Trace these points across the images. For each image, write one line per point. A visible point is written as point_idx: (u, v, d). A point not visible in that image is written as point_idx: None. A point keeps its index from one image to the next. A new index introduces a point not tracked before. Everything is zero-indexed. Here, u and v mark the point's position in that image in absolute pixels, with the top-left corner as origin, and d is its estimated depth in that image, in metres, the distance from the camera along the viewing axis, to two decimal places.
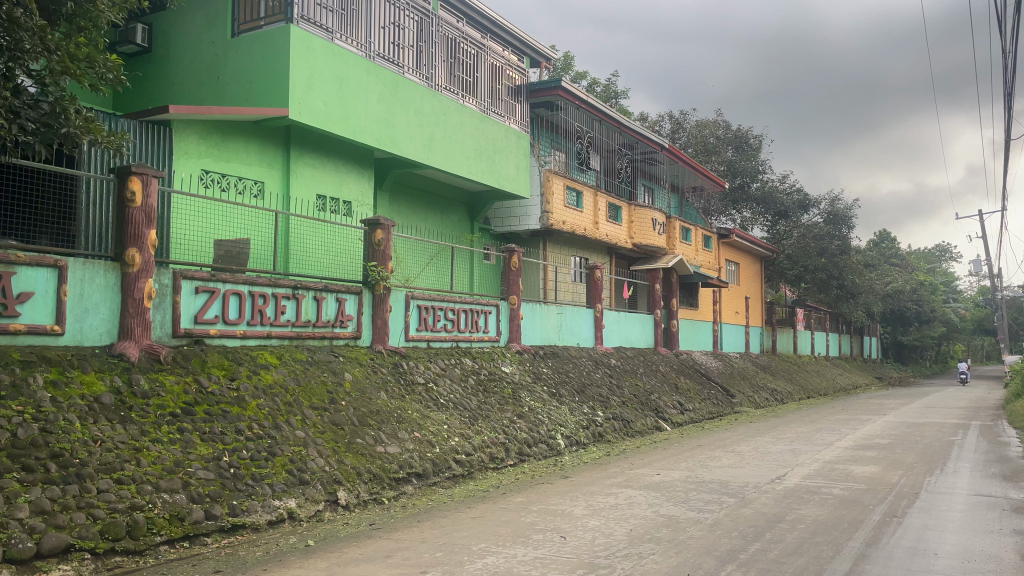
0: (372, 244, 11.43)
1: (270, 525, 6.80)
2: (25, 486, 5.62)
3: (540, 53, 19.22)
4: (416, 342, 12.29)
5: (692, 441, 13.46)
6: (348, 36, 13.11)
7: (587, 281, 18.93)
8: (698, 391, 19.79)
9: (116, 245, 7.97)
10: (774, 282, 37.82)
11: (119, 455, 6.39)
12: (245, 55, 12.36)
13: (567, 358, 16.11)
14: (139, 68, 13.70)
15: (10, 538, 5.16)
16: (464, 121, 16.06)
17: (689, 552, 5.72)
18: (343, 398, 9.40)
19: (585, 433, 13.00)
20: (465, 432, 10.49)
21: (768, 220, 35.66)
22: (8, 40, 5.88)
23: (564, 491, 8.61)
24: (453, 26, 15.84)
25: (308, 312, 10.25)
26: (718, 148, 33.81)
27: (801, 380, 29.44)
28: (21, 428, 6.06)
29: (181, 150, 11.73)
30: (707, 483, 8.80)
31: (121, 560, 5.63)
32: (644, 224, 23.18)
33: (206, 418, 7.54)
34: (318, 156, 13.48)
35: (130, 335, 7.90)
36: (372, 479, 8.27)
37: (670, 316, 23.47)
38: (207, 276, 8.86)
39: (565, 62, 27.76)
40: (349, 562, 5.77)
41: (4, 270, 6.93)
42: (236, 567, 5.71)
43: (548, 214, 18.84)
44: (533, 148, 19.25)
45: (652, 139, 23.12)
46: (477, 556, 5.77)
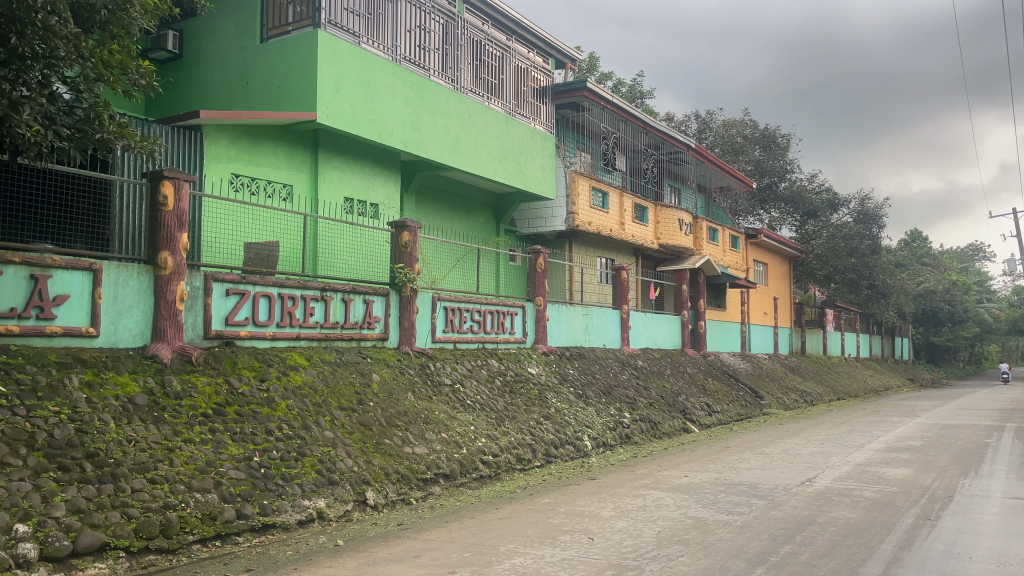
0: (398, 246, 11.51)
1: (300, 525, 6.87)
2: (61, 486, 5.73)
3: (565, 54, 19.18)
4: (443, 343, 12.35)
5: (720, 442, 13.38)
6: (375, 39, 13.23)
7: (613, 282, 18.89)
8: (726, 392, 19.64)
9: (149, 249, 8.13)
10: (803, 282, 37.43)
11: (152, 455, 6.50)
12: (273, 60, 12.51)
13: (594, 359, 16.08)
14: (170, 74, 13.91)
15: (47, 535, 5.27)
16: (489, 123, 16.11)
17: (719, 554, 5.70)
18: (371, 399, 9.47)
19: (612, 435, 12.97)
20: (492, 433, 10.52)
21: (797, 220, 35.26)
22: (44, 48, 5.92)
23: (591, 493, 8.60)
24: (478, 28, 15.89)
25: (336, 314, 10.34)
26: (745, 147, 33.57)
27: (831, 381, 29.10)
28: (58, 428, 6.19)
29: (212, 155, 11.93)
30: (736, 485, 8.75)
31: (154, 558, 5.72)
32: (670, 224, 23.08)
33: (237, 418, 7.66)
34: (346, 160, 13.59)
35: (163, 337, 8.02)
36: (400, 480, 8.32)
37: (698, 317, 23.22)
38: (238, 278, 8.98)
39: (591, 62, 27.76)
40: (378, 561, 5.82)
41: (41, 273, 7.11)
42: (267, 566, 5.76)
43: (573, 215, 18.84)
44: (559, 149, 19.24)
45: (678, 139, 22.98)
46: (505, 556, 5.80)
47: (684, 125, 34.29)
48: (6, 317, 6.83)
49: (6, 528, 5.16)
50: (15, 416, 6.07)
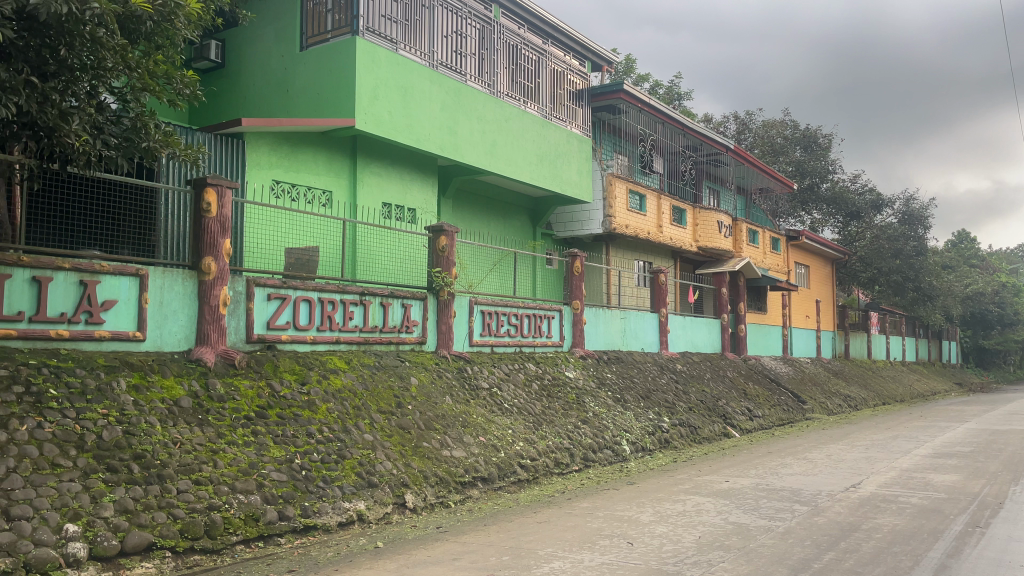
0: (436, 250, 11.56)
1: (340, 527, 6.95)
2: (110, 486, 5.87)
3: (601, 57, 18.96)
4: (480, 347, 12.38)
5: (762, 448, 13.20)
6: (412, 46, 13.35)
7: (651, 285, 18.78)
8: (767, 397, 19.36)
9: (194, 254, 8.30)
10: (846, 285, 36.71)
11: (197, 457, 6.63)
12: (313, 68, 12.68)
13: (632, 363, 15.97)
14: (213, 83, 14.17)
15: (96, 535, 5.40)
16: (526, 126, 16.14)
17: (761, 561, 5.62)
18: (410, 402, 9.53)
19: (651, 439, 12.86)
20: (530, 437, 10.50)
21: (839, 221, 34.59)
22: (92, 59, 6.06)
23: (631, 497, 8.54)
24: (514, 33, 15.91)
25: (375, 318, 10.43)
26: (785, 148, 33.08)
27: (875, 386, 28.51)
28: (106, 430, 6.34)
29: (253, 162, 12.12)
30: (778, 491, 8.62)
31: (199, 558, 5.83)
32: (709, 226, 22.87)
33: (278, 421, 7.76)
34: (384, 165, 13.72)
35: (207, 341, 8.17)
36: (439, 483, 8.36)
37: (738, 321, 22.91)
38: (279, 283, 9.12)
39: (627, 65, 27.67)
40: (418, 564, 5.85)
41: (90, 278, 7.30)
42: (309, 567, 5.84)
43: (610, 218, 18.77)
44: (596, 152, 19.20)
45: (716, 142, 22.79)
46: (543, 561, 5.78)
47: (723, 127, 33.91)
48: (56, 322, 7.02)
49: (57, 527, 5.31)
50: (65, 418, 6.22)
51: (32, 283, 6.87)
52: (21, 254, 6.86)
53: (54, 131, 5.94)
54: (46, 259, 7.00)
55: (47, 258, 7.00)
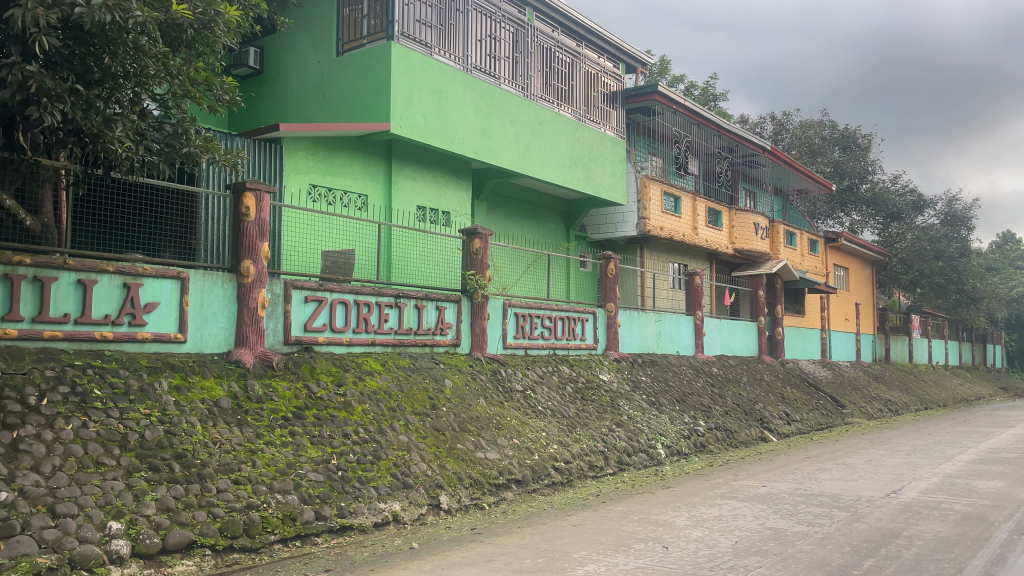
0: (470, 252, 11.62)
1: (375, 527, 7.01)
2: (152, 485, 5.99)
3: (636, 58, 18.86)
4: (513, 350, 12.41)
5: (801, 452, 13.01)
6: (446, 50, 13.44)
7: (686, 287, 18.66)
8: (805, 401, 19.08)
9: (233, 257, 8.45)
10: (887, 287, 36.02)
11: (236, 457, 6.75)
12: (349, 73, 12.83)
13: (667, 366, 15.87)
14: (252, 89, 14.37)
15: (138, 533, 5.52)
16: (560, 129, 16.15)
17: (800, 566, 5.54)
18: (444, 404, 9.58)
19: (686, 443, 12.77)
20: (564, 440, 10.48)
21: (879, 223, 33.95)
22: (135, 67, 6.23)
23: (666, 501, 8.49)
24: (548, 35, 15.92)
25: (410, 320, 10.50)
26: (824, 149, 32.40)
27: (917, 390, 27.95)
28: (149, 430, 6.48)
29: (290, 167, 12.29)
30: (817, 496, 8.50)
31: (238, 557, 5.93)
32: (745, 228, 22.63)
33: (315, 422, 7.86)
34: (418, 168, 13.82)
35: (246, 343, 8.30)
36: (473, 484, 8.39)
37: (775, 324, 22.62)
38: (316, 285, 9.24)
39: (661, 66, 27.49)
40: (452, 565, 5.88)
41: (133, 281, 7.47)
42: (345, 567, 5.90)
43: (645, 220, 18.68)
44: (630, 154, 19.11)
45: (753, 143, 22.52)
46: (578, 564, 5.77)
47: (759, 127, 33.39)
48: (101, 323, 7.19)
49: (100, 525, 5.43)
50: (109, 418, 6.37)
51: (77, 286, 7.05)
52: (67, 257, 7.05)
53: (98, 137, 6.10)
54: (91, 262, 7.19)
55: (92, 262, 7.19)
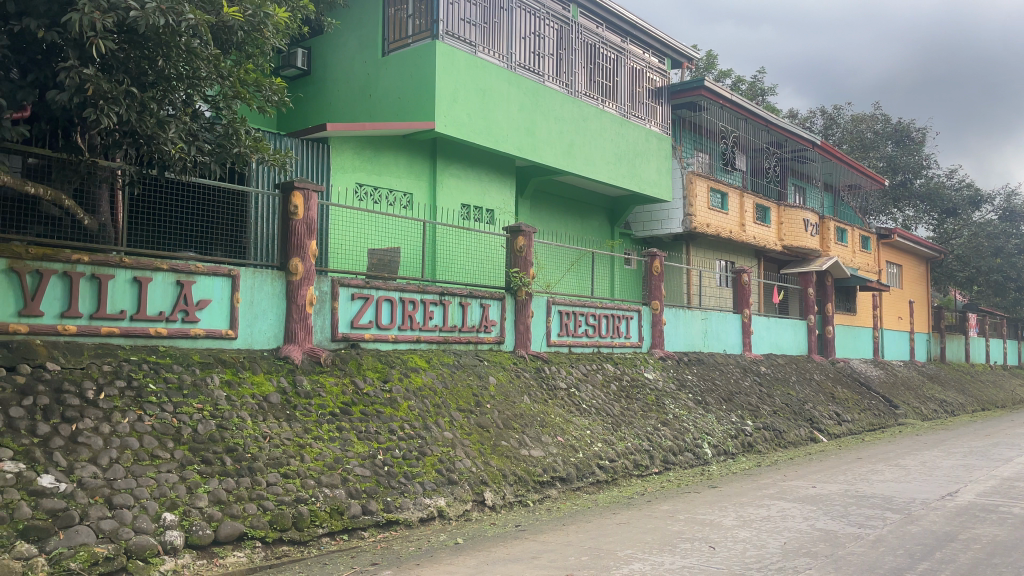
0: (514, 250, 11.63)
1: (421, 522, 7.07)
2: (204, 478, 6.13)
3: (682, 53, 18.65)
4: (558, 348, 12.39)
5: (851, 453, 12.74)
6: (490, 49, 13.47)
7: (733, 285, 18.41)
8: (856, 401, 18.67)
9: (282, 255, 8.60)
10: (942, 284, 35.02)
11: (285, 451, 6.87)
12: (395, 73, 12.95)
13: (713, 365, 15.67)
14: (299, 90, 14.57)
15: (192, 524, 5.66)
16: (604, 125, 16.06)
17: (851, 569, 5.43)
18: (488, 401, 9.62)
19: (734, 442, 12.61)
20: (609, 438, 10.43)
21: (934, 219, 33.02)
22: (188, 70, 6.40)
23: (713, 501, 8.39)
24: (593, 32, 15.85)
25: (454, 317, 10.55)
26: (876, 143, 31.57)
27: (973, 390, 27.14)
28: (201, 424, 6.64)
29: (337, 166, 12.42)
30: (869, 498, 8.31)
31: (288, 549, 6.04)
32: (795, 225, 22.23)
33: (362, 417, 7.96)
34: (463, 167, 13.89)
35: (294, 339, 8.44)
36: (518, 481, 8.40)
37: (825, 322, 22.09)
38: (362, 283, 9.36)
39: (708, 61, 27.13)
40: (497, 561, 5.91)
41: (186, 279, 7.66)
42: (391, 560, 5.97)
43: (691, 217, 18.49)
44: (676, 150, 18.92)
45: (802, 137, 22.10)
46: (623, 562, 5.74)
47: (810, 121, 32.70)
48: (155, 320, 7.38)
49: (155, 516, 5.58)
50: (164, 412, 6.54)
51: (133, 283, 7.25)
52: (123, 255, 7.24)
53: (153, 139, 6.28)
54: (147, 260, 7.38)
55: (147, 260, 7.38)
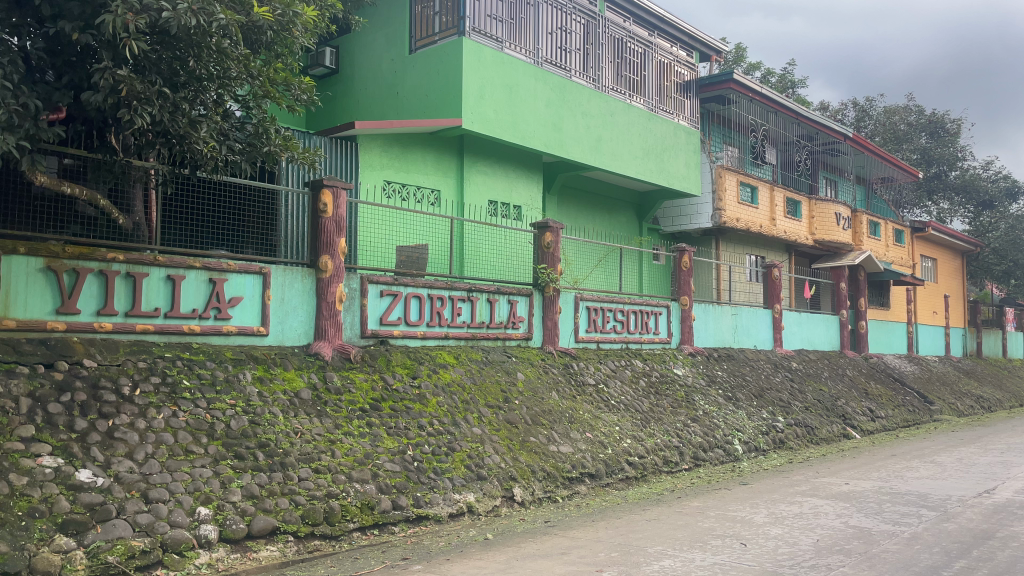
0: (541, 246, 11.62)
1: (450, 518, 7.11)
2: (237, 473, 6.22)
3: (710, 46, 18.48)
4: (586, 344, 12.37)
5: (885, 450, 12.56)
6: (517, 44, 13.45)
7: (764, 280, 18.24)
8: (890, 397, 18.39)
9: (312, 253, 8.67)
10: (979, 278, 34.34)
11: (316, 446, 6.94)
12: (422, 71, 12.99)
13: (743, 361, 15.53)
14: (328, 88, 14.66)
15: (225, 519, 5.75)
16: (632, 120, 15.97)
17: (886, 567, 5.35)
18: (516, 397, 9.63)
19: (765, 439, 12.50)
20: (638, 434, 10.39)
21: (970, 211, 32.35)
22: (218, 70, 6.48)
23: (744, 498, 8.33)
24: (620, 26, 15.76)
25: (482, 314, 10.57)
26: (909, 135, 31.02)
27: (1011, 386, 26.60)
28: (234, 420, 6.73)
29: (365, 163, 12.48)
30: (903, 495, 8.19)
31: (320, 543, 6.10)
32: (826, 219, 21.94)
33: (392, 413, 8.01)
34: (490, 163, 13.90)
35: (324, 336, 8.52)
36: (547, 477, 8.41)
37: (857, 317, 21.75)
38: (391, 280, 9.41)
39: (737, 54, 26.85)
40: (526, 557, 5.91)
41: (218, 276, 7.76)
42: (421, 555, 6.01)
43: (720, 211, 18.33)
44: (704, 144, 18.75)
45: (833, 130, 21.80)
46: (653, 559, 5.71)
47: (841, 114, 32.21)
48: (189, 317, 7.49)
49: (190, 510, 5.66)
50: (197, 408, 6.63)
51: (167, 281, 7.37)
52: (157, 254, 7.36)
53: (184, 138, 6.38)
54: (180, 258, 7.48)
55: (180, 258, 7.48)
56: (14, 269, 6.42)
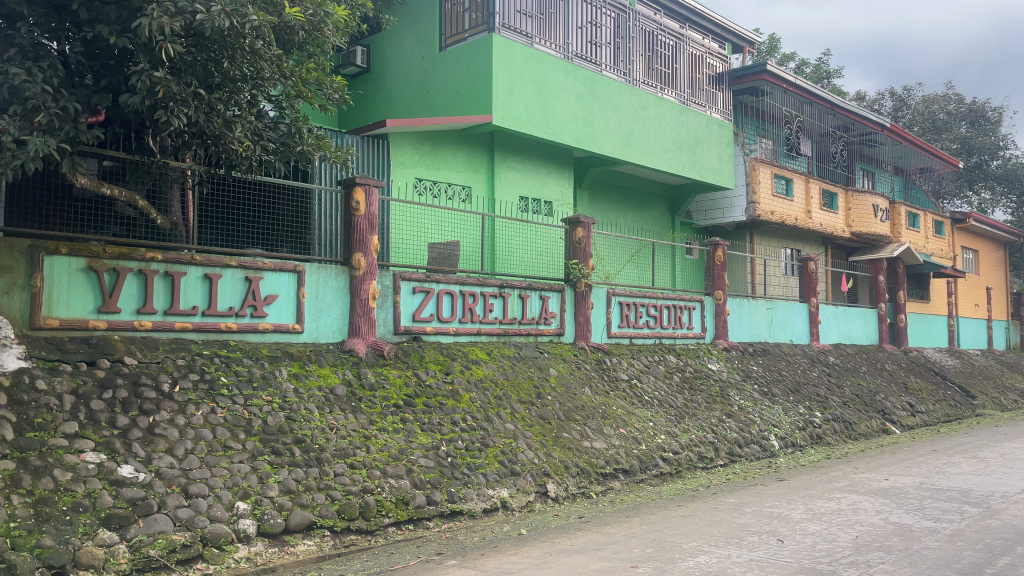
0: (573, 242, 11.59)
1: (484, 513, 7.12)
2: (275, 468, 6.31)
3: (743, 37, 18.26)
4: (618, 339, 12.31)
5: (926, 445, 12.33)
6: (547, 39, 13.43)
7: (800, 274, 17.99)
8: (931, 391, 18.04)
9: (345, 251, 8.74)
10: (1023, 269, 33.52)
11: (352, 442, 7.01)
12: (452, 68, 13.02)
13: (779, 355, 15.35)
14: (359, 87, 14.75)
15: (263, 513, 5.83)
16: (663, 114, 15.84)
17: (927, 564, 5.25)
18: (549, 393, 9.62)
19: (802, 434, 12.35)
20: (672, 430, 10.31)
21: (1013, 201, 31.56)
22: (252, 71, 6.57)
23: (781, 494, 8.23)
24: (650, 19, 15.64)
25: (514, 310, 10.59)
26: (949, 124, 30.30)
27: None
28: (271, 416, 6.82)
29: (397, 161, 12.54)
30: (945, 491, 8.03)
31: (355, 538, 6.17)
32: (864, 210, 21.57)
33: (425, 410, 8.05)
34: (521, 159, 13.89)
35: (358, 333, 8.59)
36: (581, 473, 8.40)
37: (896, 310, 21.35)
38: (423, 277, 9.45)
39: (770, 45, 26.49)
40: (560, 552, 5.91)
41: (254, 275, 7.87)
42: (456, 550, 6.04)
43: (754, 204, 18.12)
44: (738, 136, 18.55)
45: (870, 120, 21.43)
46: (689, 555, 5.67)
47: (878, 104, 31.60)
48: (226, 315, 7.61)
49: (229, 505, 5.76)
50: (235, 405, 6.74)
51: (204, 280, 7.48)
52: (194, 253, 7.48)
53: (220, 138, 6.48)
54: (216, 257, 7.60)
55: (216, 257, 7.59)
56: (56, 269, 6.56)
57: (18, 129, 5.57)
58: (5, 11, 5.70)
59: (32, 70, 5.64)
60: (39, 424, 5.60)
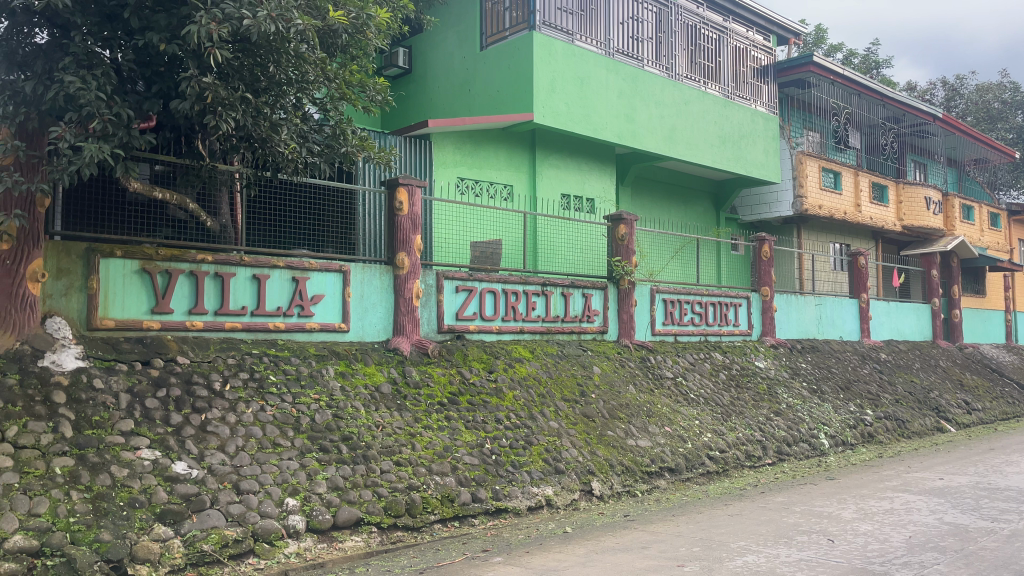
0: (615, 239, 11.53)
1: (529, 511, 7.14)
2: (323, 465, 6.40)
3: (788, 29, 17.95)
4: (663, 337, 12.22)
5: (983, 444, 11.96)
6: (588, 36, 13.37)
7: (849, 269, 17.63)
8: (987, 388, 17.51)
9: (389, 250, 8.83)
10: None
11: (397, 439, 7.08)
12: (493, 66, 13.04)
13: (828, 353, 15.05)
14: (401, 87, 14.87)
15: (312, 509, 5.93)
16: (707, 108, 15.65)
17: (985, 565, 5.11)
18: (593, 390, 9.59)
19: (852, 433, 12.09)
20: (718, 429, 10.19)
21: None
22: (297, 75, 6.70)
23: (831, 493, 8.08)
24: (693, 13, 15.45)
25: (557, 308, 10.58)
26: (1004, 114, 29.36)
27: None
28: (318, 414, 6.93)
29: (439, 161, 12.58)
30: (1003, 491, 7.78)
31: (402, 534, 6.23)
32: (916, 203, 21.03)
33: (469, 407, 8.10)
34: (562, 157, 13.87)
35: (403, 332, 8.66)
36: (625, 472, 8.35)
37: (951, 306, 20.75)
38: (466, 276, 9.49)
39: (818, 36, 25.97)
40: (606, 550, 5.90)
41: (300, 275, 8.00)
42: (500, 548, 6.06)
43: (800, 199, 17.80)
44: (784, 130, 18.25)
45: (922, 111, 20.89)
46: (736, 554, 5.60)
47: (929, 94, 30.78)
48: (274, 314, 7.76)
49: (279, 501, 5.87)
50: (284, 403, 6.86)
51: (252, 280, 7.64)
52: (243, 254, 7.63)
53: (266, 141, 6.64)
54: (264, 258, 7.75)
55: (264, 258, 7.75)
56: (112, 270, 6.76)
57: (73, 136, 5.77)
58: (60, 20, 5.82)
59: (87, 78, 5.74)
60: (97, 422, 5.78)
